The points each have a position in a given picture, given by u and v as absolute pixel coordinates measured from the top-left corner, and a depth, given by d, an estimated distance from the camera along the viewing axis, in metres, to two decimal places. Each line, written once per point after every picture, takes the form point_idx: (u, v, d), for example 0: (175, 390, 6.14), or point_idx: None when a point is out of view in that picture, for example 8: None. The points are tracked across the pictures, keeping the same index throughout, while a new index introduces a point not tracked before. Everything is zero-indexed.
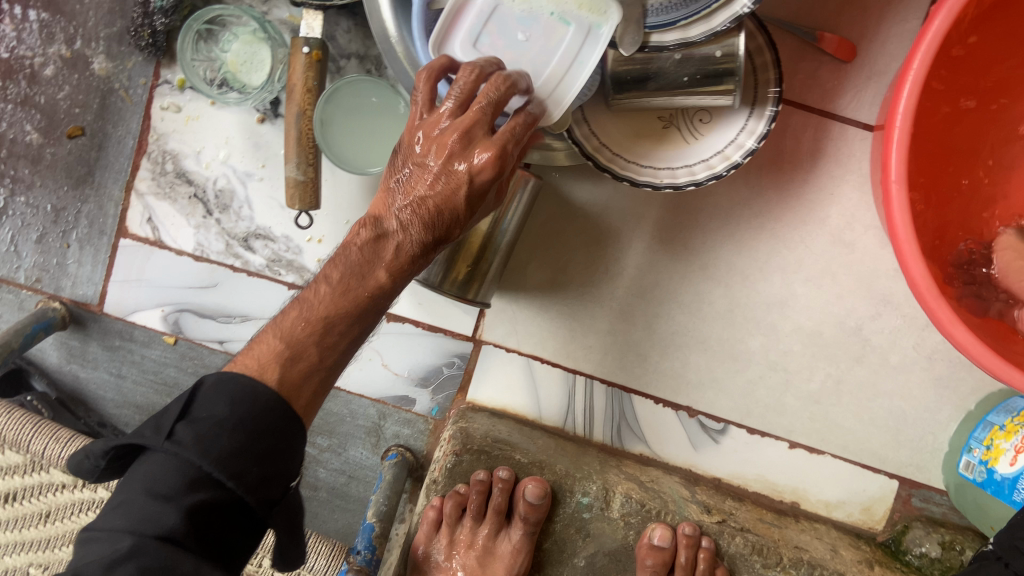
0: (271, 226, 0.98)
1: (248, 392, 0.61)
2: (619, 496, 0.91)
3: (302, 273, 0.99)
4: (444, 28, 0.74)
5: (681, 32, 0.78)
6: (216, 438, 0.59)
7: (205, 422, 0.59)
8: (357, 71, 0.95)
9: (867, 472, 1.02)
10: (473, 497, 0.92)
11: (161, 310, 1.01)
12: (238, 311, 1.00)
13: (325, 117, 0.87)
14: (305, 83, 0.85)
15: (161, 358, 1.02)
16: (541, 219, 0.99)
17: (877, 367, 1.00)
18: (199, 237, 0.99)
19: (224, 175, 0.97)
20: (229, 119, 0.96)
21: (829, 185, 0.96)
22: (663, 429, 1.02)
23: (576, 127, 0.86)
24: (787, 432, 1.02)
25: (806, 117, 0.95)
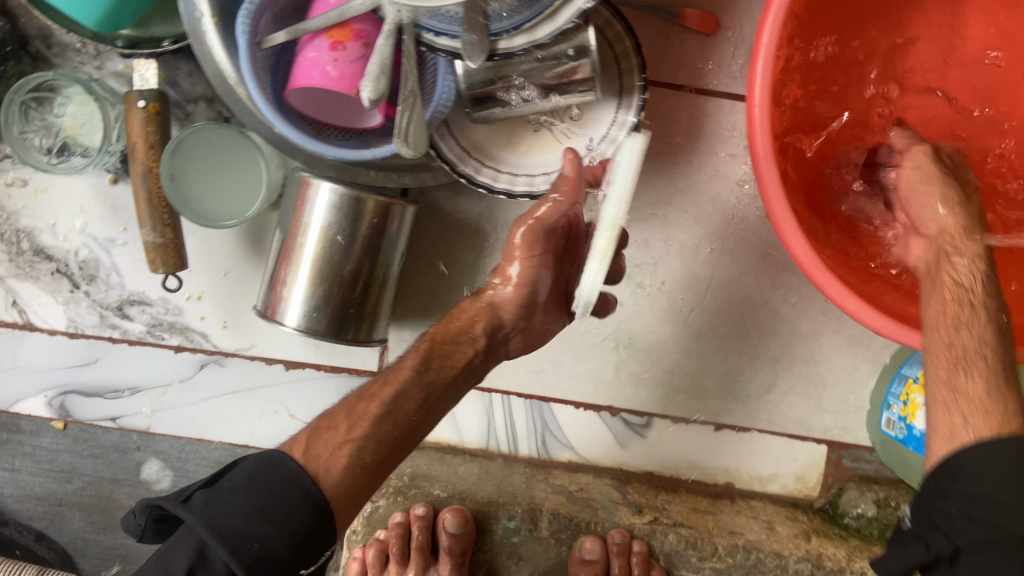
0: (144, 290, 0.92)
1: (287, 478, 0.72)
2: (546, 515, 0.93)
3: (186, 334, 0.94)
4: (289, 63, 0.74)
5: (528, 34, 0.74)
6: (236, 510, 0.69)
7: (236, 490, 0.71)
8: (208, 114, 0.89)
9: (796, 441, 1.01)
10: (393, 541, 0.95)
11: (44, 396, 0.95)
12: (127, 384, 0.95)
13: (174, 170, 0.81)
14: (146, 139, 0.79)
15: (54, 445, 0.97)
16: (427, 238, 0.94)
17: (790, 337, 0.98)
18: (70, 313, 0.93)
19: (85, 245, 0.91)
20: (80, 185, 0.90)
21: (715, 162, 0.94)
22: (588, 433, 0.99)
23: (443, 143, 0.83)
24: (711, 415, 1.00)
25: (682, 95, 0.92)
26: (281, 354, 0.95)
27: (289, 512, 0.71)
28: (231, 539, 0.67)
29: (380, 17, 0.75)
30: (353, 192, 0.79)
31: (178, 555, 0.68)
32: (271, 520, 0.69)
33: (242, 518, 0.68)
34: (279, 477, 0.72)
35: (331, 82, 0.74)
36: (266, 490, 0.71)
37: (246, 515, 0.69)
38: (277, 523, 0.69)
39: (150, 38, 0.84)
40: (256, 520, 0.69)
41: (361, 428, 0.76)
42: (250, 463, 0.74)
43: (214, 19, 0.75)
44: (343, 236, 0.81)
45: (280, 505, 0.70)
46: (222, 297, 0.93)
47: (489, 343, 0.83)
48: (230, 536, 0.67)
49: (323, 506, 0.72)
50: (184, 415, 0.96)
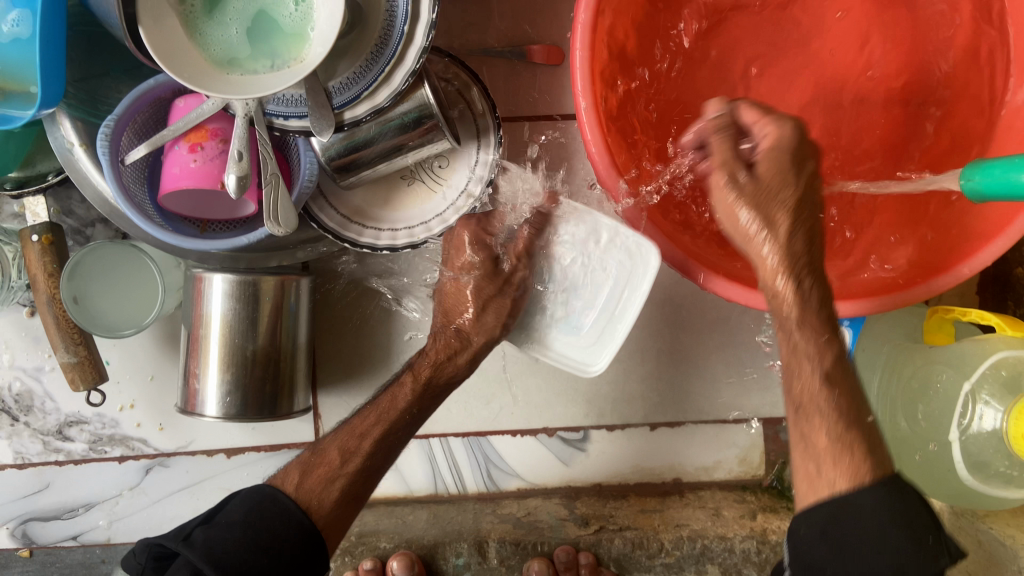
0: (80, 410, 0.96)
1: (281, 510, 0.76)
2: (493, 545, 0.97)
3: (127, 443, 0.98)
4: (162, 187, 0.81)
5: (369, 100, 0.80)
6: (236, 548, 0.72)
7: (234, 526, 0.74)
8: (107, 233, 0.95)
9: (732, 426, 1.03)
10: None
11: (6, 529, 0.99)
12: (80, 502, 0.99)
13: (76, 293, 0.85)
14: (45, 270, 0.84)
15: (25, 572, 1.01)
16: (335, 304, 0.98)
17: (701, 328, 1.02)
18: (14, 445, 0.97)
19: (17, 378, 0.95)
20: (0, 324, 0.95)
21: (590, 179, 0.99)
22: (528, 457, 1.02)
23: (324, 215, 0.89)
24: (644, 417, 1.03)
25: (545, 124, 0.97)
26: (219, 443, 0.99)
27: (282, 542, 0.75)
28: (234, 573, 0.71)
29: (229, 113, 0.81)
30: (245, 278, 0.85)
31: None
32: (270, 556, 0.73)
33: (243, 554, 0.72)
34: (272, 510, 0.76)
35: (195, 179, 0.79)
36: (261, 525, 0.74)
37: (247, 551, 0.72)
38: (274, 557, 0.73)
39: (36, 174, 0.89)
40: (257, 556, 0.72)
41: (353, 462, 0.81)
42: (240, 499, 0.77)
43: (84, 147, 0.82)
44: (245, 320, 0.86)
45: (274, 537, 0.74)
46: (154, 401, 0.97)
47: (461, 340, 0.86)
48: (234, 571, 0.71)
49: (314, 532, 0.77)
50: (140, 520, 1.00)
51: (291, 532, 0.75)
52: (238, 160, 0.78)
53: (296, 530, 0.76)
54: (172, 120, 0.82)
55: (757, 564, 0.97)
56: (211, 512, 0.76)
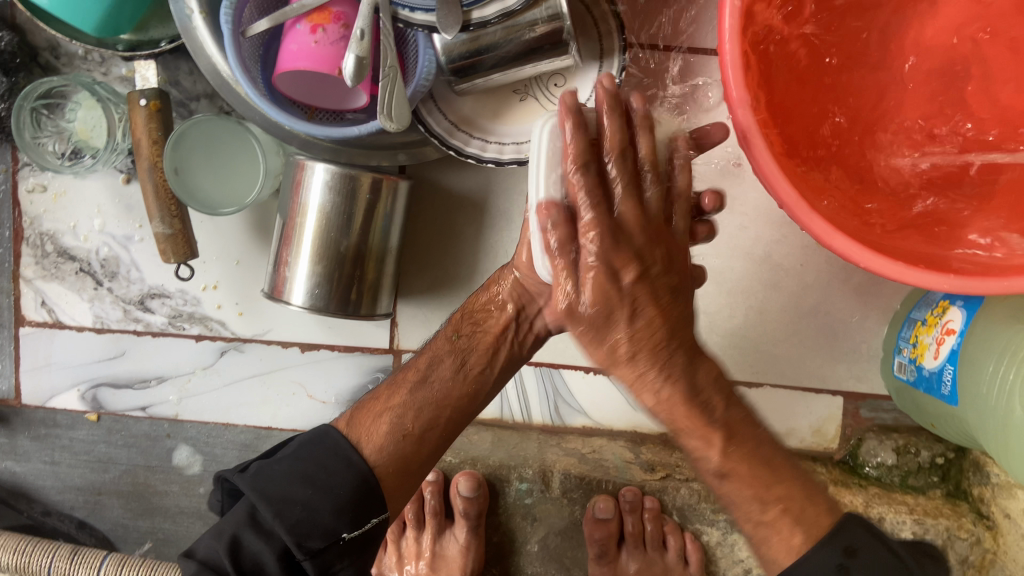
0: (163, 283, 0.96)
1: (332, 446, 0.74)
2: (557, 475, 0.93)
3: (205, 323, 0.98)
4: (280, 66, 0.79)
5: (500, 2, 0.77)
6: (283, 478, 0.71)
7: (284, 460, 0.73)
8: (210, 110, 0.93)
9: (811, 394, 1.00)
10: (411, 504, 0.96)
11: (76, 390, 1.00)
12: (154, 374, 0.99)
13: (176, 164, 0.84)
14: (150, 136, 0.83)
15: (89, 437, 1.01)
16: (427, 215, 0.96)
17: (797, 289, 0.98)
18: (96, 309, 0.98)
19: (105, 243, 0.96)
20: (96, 187, 0.94)
21: (706, 119, 0.94)
22: (598, 395, 0.96)
23: (431, 118, 0.86)
24: (723, 372, 1.00)
25: (667, 54, 0.92)
26: (296, 336, 0.99)
27: (332, 477, 0.72)
28: (275, 502, 0.69)
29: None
30: (345, 170, 0.83)
31: (232, 519, 0.71)
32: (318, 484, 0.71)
33: (287, 484, 0.70)
34: (323, 446, 0.74)
35: (315, 62, 0.77)
36: (311, 459, 0.73)
37: (304, 472, 0.71)
38: (319, 488, 0.71)
39: (148, 41, 0.88)
40: (300, 484, 0.70)
41: (401, 395, 0.78)
42: (302, 439, 0.76)
43: (203, 15, 0.79)
44: (342, 212, 0.84)
45: (323, 470, 0.72)
46: (237, 284, 0.96)
47: (521, 314, 0.80)
48: (273, 498, 0.69)
49: (366, 472, 0.73)
50: (210, 400, 1.00)
51: (342, 471, 0.72)
52: (359, 41, 0.75)
53: (348, 468, 0.73)
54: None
55: None
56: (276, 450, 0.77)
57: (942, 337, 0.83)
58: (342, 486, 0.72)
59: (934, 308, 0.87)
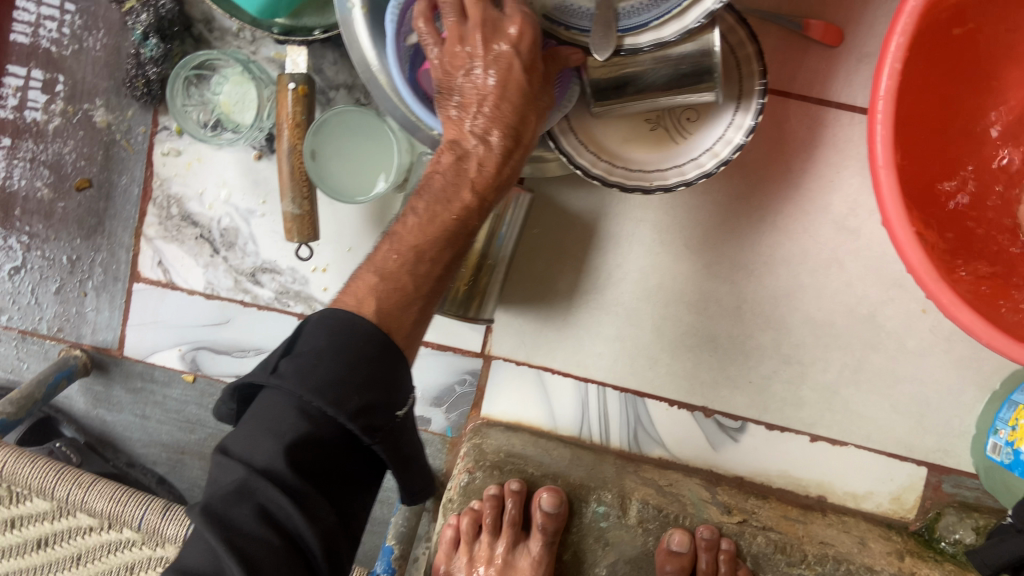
0: (276, 259, 1.00)
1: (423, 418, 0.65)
2: (636, 503, 0.90)
3: (309, 303, 1.00)
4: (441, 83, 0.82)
5: (655, 32, 0.78)
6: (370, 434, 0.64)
7: (307, 354, 0.59)
8: (347, 101, 0.97)
9: (894, 460, 1.00)
10: (487, 512, 0.91)
11: (178, 350, 1.04)
12: (252, 345, 1.02)
13: (315, 148, 0.88)
14: (294, 118, 0.86)
15: (182, 396, 1.05)
16: (538, 230, 0.99)
17: (896, 353, 0.97)
18: (208, 275, 1.01)
19: (228, 214, 0.99)
20: (228, 160, 0.98)
21: (828, 173, 0.95)
22: (680, 431, 1.01)
23: (563, 138, 0.87)
24: (807, 425, 1.00)
25: (797, 103, 0.93)
26: None
27: (349, 347, 0.60)
28: (327, 391, 0.57)
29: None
30: None
31: (273, 420, 0.59)
32: (351, 365, 0.59)
33: (337, 369, 0.58)
34: (338, 329, 0.61)
35: None
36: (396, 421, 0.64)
37: (256, 433, 0.59)
38: (340, 359, 0.59)
39: (302, 27, 0.92)
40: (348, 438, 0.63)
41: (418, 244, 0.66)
42: (307, 334, 0.61)
43: (363, 11, 0.82)
44: None
45: (335, 350, 0.59)
46: (347, 270, 0.99)
47: None
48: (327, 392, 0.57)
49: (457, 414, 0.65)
50: None
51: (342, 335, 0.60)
52: None
53: (347, 330, 0.61)
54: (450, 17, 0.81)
55: None
56: (292, 342, 0.62)
57: None
58: (334, 367, 0.58)
59: None
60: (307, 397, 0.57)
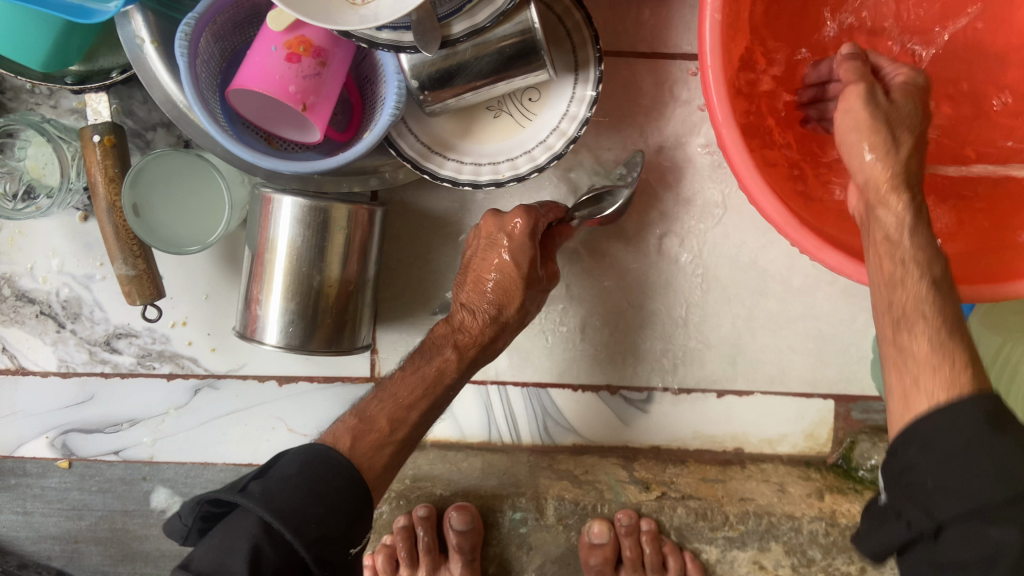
0: (129, 322, 0.92)
1: (336, 467, 0.71)
2: (552, 502, 0.93)
3: (176, 360, 0.94)
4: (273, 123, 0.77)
5: (469, 19, 0.73)
6: (295, 494, 0.68)
7: (290, 476, 0.69)
8: (168, 140, 0.89)
9: (802, 399, 0.98)
10: (400, 544, 0.97)
11: (46, 438, 0.96)
12: (124, 417, 0.96)
13: (136, 200, 0.80)
14: (105, 175, 0.78)
15: (61, 484, 0.97)
16: (404, 240, 0.93)
17: (783, 295, 0.96)
18: (60, 352, 0.93)
19: (65, 284, 0.91)
20: (51, 227, 0.90)
21: (683, 127, 0.91)
22: (588, 414, 0.98)
23: (403, 142, 0.83)
24: (712, 382, 0.98)
25: (639, 62, 0.89)
26: (272, 369, 0.95)
27: (336, 496, 0.70)
28: (292, 520, 0.66)
29: (337, 34, 0.73)
30: (315, 203, 0.78)
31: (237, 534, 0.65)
32: (322, 501, 0.68)
33: (300, 504, 0.67)
34: (327, 464, 0.71)
35: (274, 86, 0.72)
36: (318, 477, 0.70)
37: (305, 500, 0.67)
38: (331, 507, 0.69)
39: (98, 71, 0.84)
40: (313, 504, 0.68)
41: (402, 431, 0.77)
42: (291, 455, 0.72)
43: (155, 44, 0.75)
44: (316, 247, 0.79)
45: (330, 488, 0.70)
46: (207, 320, 0.92)
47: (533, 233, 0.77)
48: (293, 518, 0.66)
49: (365, 491, 0.72)
50: (184, 440, 0.97)
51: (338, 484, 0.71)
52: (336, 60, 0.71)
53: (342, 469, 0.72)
54: (255, 52, 0.73)
55: (824, 546, 0.93)
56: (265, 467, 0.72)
57: None
58: (333, 488, 0.70)
59: None
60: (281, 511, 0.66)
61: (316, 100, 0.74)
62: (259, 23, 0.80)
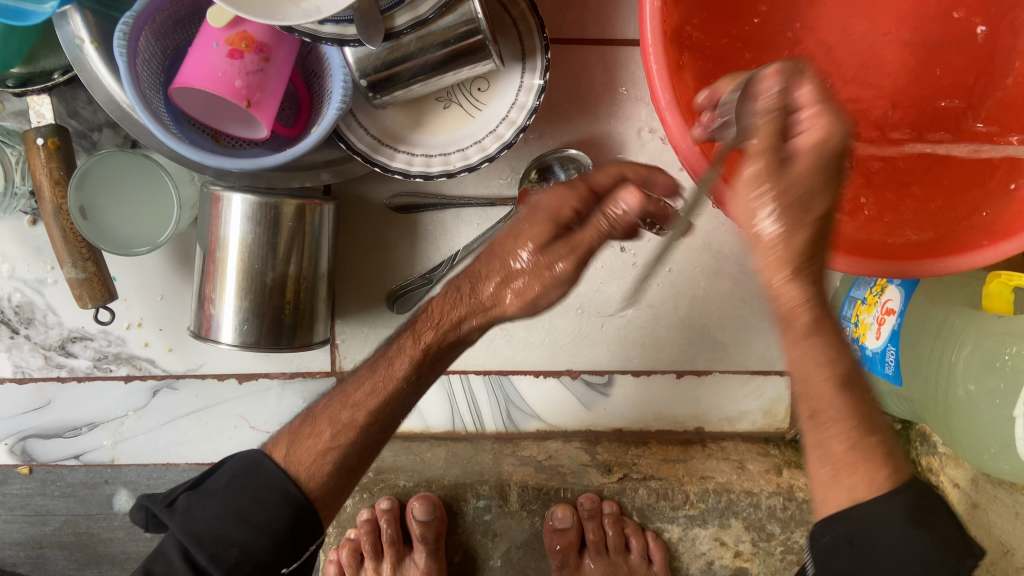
0: (84, 326, 0.91)
1: (266, 480, 0.73)
2: (515, 489, 0.95)
3: (133, 362, 0.93)
4: (218, 120, 0.77)
5: (412, 10, 0.73)
6: (214, 517, 0.71)
7: (216, 495, 0.72)
8: (116, 140, 0.88)
9: (760, 377, 1.00)
10: (365, 538, 0.98)
11: (4, 445, 0.95)
12: (83, 421, 0.95)
13: (84, 203, 0.79)
14: (51, 176, 0.77)
15: (23, 490, 0.97)
16: (359, 233, 0.92)
17: (738, 276, 0.96)
18: (14, 358, 0.92)
19: (16, 289, 0.89)
20: None
21: (633, 112, 0.91)
22: (550, 401, 0.99)
23: (353, 134, 0.82)
24: (671, 363, 0.99)
25: (587, 49, 0.89)
26: (231, 368, 0.94)
27: (267, 512, 0.71)
28: (210, 545, 0.69)
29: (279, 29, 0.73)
30: (265, 200, 0.78)
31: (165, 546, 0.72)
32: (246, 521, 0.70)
33: (217, 523, 0.70)
34: (256, 478, 0.73)
35: (218, 83, 0.71)
36: (242, 492, 0.72)
37: (222, 521, 0.70)
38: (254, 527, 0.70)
39: (40, 73, 0.82)
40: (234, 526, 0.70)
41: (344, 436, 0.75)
42: (231, 461, 0.75)
43: (95, 45, 0.74)
44: (267, 243, 0.79)
45: (258, 506, 0.71)
46: (163, 321, 0.92)
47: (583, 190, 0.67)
48: (206, 542, 0.70)
49: (303, 506, 0.73)
50: (145, 442, 0.96)
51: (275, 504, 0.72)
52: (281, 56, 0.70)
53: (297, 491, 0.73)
54: (196, 50, 0.73)
55: (782, 520, 0.95)
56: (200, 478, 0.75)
57: (881, 317, 0.83)
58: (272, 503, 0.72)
59: (872, 287, 0.87)
60: (195, 532, 0.70)
61: (262, 97, 0.74)
62: (201, 20, 0.79)
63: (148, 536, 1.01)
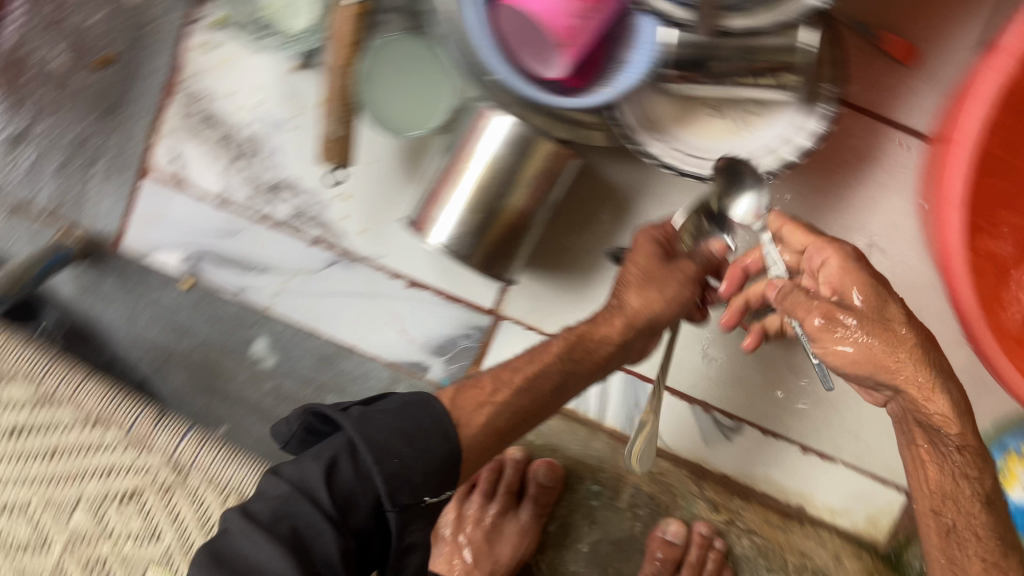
0: (299, 177, 0.95)
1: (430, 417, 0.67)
2: (629, 488, 1.03)
3: (325, 228, 0.96)
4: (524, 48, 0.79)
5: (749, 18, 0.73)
6: (385, 429, 0.65)
7: (389, 410, 0.66)
8: (401, 26, 0.91)
9: (881, 484, 0.97)
10: (484, 477, 1.06)
11: (181, 253, 0.99)
12: (258, 261, 0.98)
13: (370, 72, 0.85)
14: (351, 35, 0.80)
15: (177, 300, 1.01)
16: (575, 197, 0.95)
17: None
18: (225, 181, 0.96)
19: (257, 121, 0.94)
20: (268, 65, 0.92)
21: (874, 192, 0.89)
22: (673, 421, 1.01)
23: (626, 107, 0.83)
24: (799, 435, 0.98)
25: (858, 119, 0.88)
26: (407, 269, 0.97)
27: (426, 440, 0.66)
28: (375, 450, 0.63)
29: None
30: (528, 131, 0.81)
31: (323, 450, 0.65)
32: (403, 443, 0.64)
33: (387, 438, 0.64)
34: (425, 413, 0.67)
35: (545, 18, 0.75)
36: (412, 421, 0.66)
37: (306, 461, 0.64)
38: (417, 450, 0.65)
39: None
40: (399, 442, 0.64)
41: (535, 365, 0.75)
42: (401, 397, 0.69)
43: None
44: (510, 170, 0.82)
45: (419, 431, 0.66)
46: (370, 203, 0.95)
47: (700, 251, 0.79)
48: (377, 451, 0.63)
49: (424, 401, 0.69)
50: (303, 303, 1.00)
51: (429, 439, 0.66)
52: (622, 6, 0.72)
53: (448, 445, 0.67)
54: None
55: None
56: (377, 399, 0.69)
57: None
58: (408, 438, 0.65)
59: None
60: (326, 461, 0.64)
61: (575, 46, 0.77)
62: None
63: (266, 390, 1.02)
